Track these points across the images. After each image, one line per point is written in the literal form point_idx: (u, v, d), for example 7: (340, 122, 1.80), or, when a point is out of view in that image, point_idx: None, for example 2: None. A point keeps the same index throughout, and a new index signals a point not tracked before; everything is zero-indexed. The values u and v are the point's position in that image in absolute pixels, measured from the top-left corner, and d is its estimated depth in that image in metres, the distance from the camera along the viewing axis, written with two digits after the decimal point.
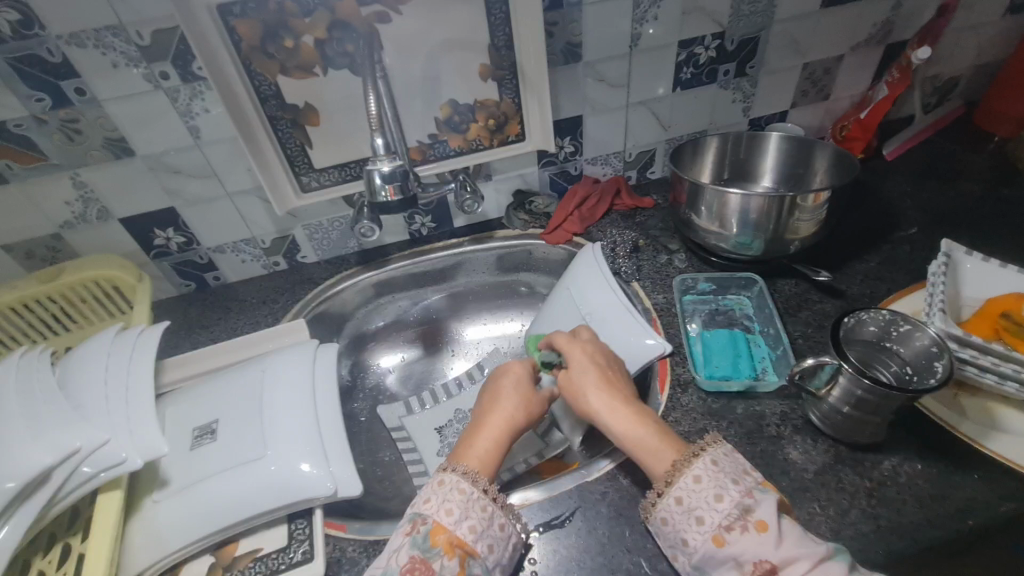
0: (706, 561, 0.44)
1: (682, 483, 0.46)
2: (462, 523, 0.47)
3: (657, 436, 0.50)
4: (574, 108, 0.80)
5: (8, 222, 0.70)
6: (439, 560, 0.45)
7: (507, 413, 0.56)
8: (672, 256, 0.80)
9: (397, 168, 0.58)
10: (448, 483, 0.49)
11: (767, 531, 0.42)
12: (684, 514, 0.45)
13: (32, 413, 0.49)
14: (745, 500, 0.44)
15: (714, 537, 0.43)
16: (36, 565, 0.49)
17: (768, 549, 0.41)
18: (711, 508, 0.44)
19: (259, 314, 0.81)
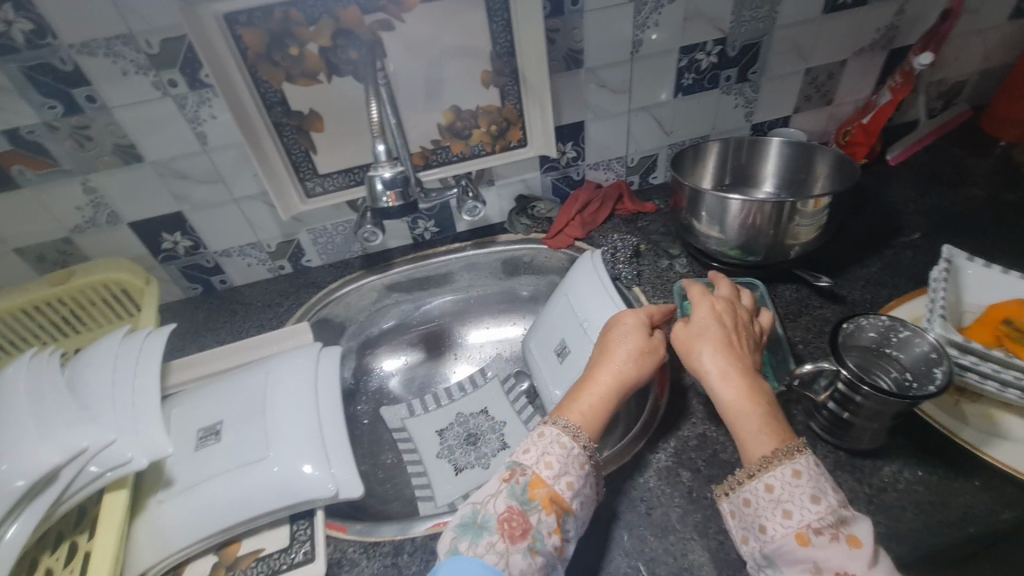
0: (777, 552, 0.42)
1: (778, 474, 0.43)
2: (564, 482, 0.47)
3: (762, 420, 0.47)
4: (576, 114, 0.81)
5: (20, 226, 0.72)
6: (539, 515, 0.45)
7: (617, 370, 0.54)
8: (673, 261, 0.81)
9: (398, 175, 0.56)
10: (553, 439, 0.49)
11: (861, 549, 0.40)
12: (771, 504, 0.43)
13: (41, 413, 0.50)
14: (841, 512, 0.42)
15: (796, 534, 0.41)
16: (43, 563, 0.51)
17: (854, 563, 0.39)
18: (806, 511, 0.42)
19: (265, 318, 0.82)
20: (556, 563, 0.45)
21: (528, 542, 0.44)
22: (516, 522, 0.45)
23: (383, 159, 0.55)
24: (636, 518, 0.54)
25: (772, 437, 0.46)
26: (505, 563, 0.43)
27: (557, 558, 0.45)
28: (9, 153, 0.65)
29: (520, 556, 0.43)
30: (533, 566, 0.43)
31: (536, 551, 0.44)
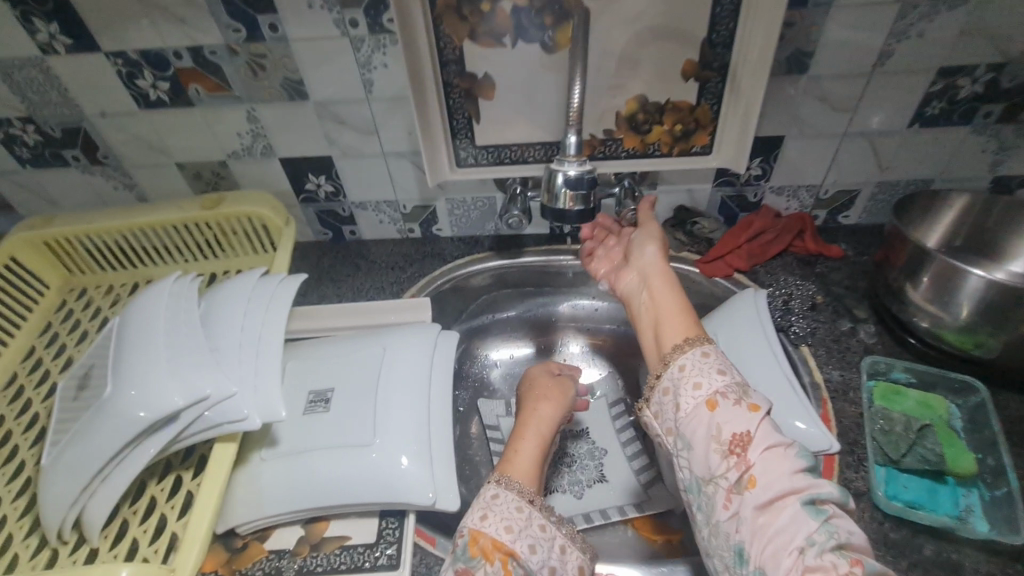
0: (693, 427, 0.47)
1: (690, 357, 0.50)
2: (496, 528, 0.47)
3: (683, 316, 0.55)
4: (779, 127, 0.67)
5: (187, 142, 0.73)
6: (484, 569, 0.44)
7: (541, 416, 0.60)
8: (857, 325, 0.65)
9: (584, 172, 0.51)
10: (502, 499, 0.50)
11: (759, 411, 0.45)
12: (684, 381, 0.49)
13: (174, 346, 0.49)
14: (744, 386, 0.48)
15: (708, 401, 0.47)
16: (150, 489, 0.51)
17: (752, 423, 0.44)
18: (713, 380, 0.48)
19: (385, 281, 0.79)
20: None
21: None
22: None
23: (572, 154, 0.50)
24: None
25: (682, 329, 0.53)
26: None
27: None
28: (190, 70, 0.65)
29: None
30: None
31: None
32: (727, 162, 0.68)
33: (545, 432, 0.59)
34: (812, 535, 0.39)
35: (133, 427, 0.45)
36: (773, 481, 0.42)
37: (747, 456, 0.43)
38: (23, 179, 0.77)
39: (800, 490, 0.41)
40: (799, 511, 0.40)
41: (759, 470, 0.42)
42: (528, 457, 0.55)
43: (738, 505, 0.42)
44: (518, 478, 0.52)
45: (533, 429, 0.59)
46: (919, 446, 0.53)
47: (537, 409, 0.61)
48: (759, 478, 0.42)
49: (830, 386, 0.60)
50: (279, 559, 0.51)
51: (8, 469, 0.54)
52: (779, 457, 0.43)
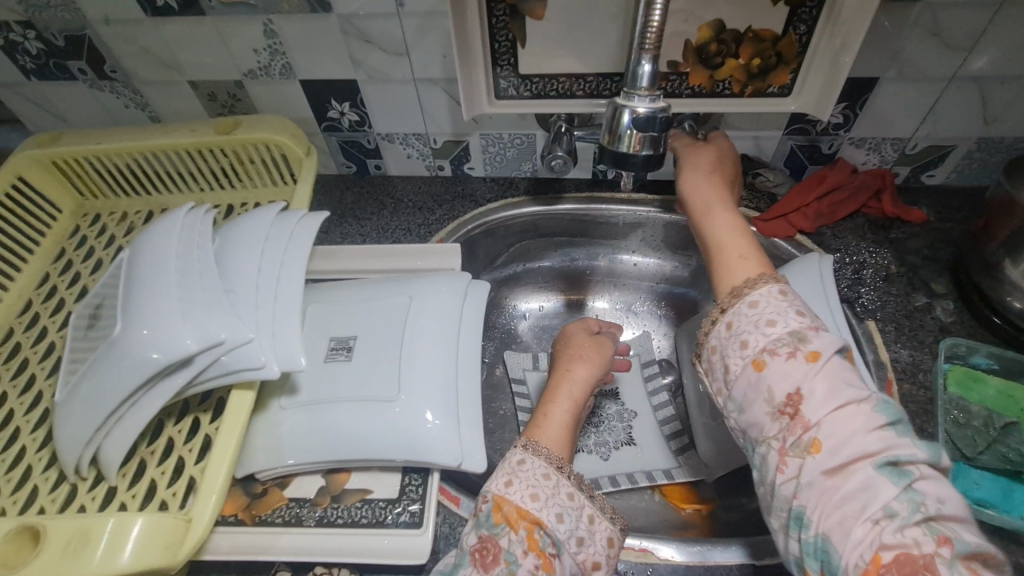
0: (744, 391, 0.42)
1: (763, 291, 0.44)
2: (521, 495, 0.43)
3: (752, 251, 0.49)
4: (874, 66, 0.57)
5: (199, 57, 0.66)
6: (507, 537, 0.41)
7: (575, 378, 0.56)
8: (933, 301, 0.59)
9: (658, 110, 0.41)
10: (530, 464, 0.46)
11: (818, 361, 0.39)
12: (750, 326, 0.43)
13: (187, 285, 0.46)
14: (802, 332, 0.41)
15: (755, 362, 0.41)
16: (167, 431, 0.49)
17: (808, 377, 0.39)
18: (789, 319, 0.42)
19: (412, 221, 0.74)
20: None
21: (501, 569, 0.40)
22: (487, 549, 0.41)
23: (645, 87, 0.42)
24: None
25: (756, 266, 0.47)
26: None
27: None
28: None
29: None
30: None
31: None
32: (808, 108, 0.59)
33: (578, 396, 0.55)
34: (891, 504, 0.34)
35: (146, 368, 0.43)
36: (840, 444, 0.36)
37: (804, 418, 0.38)
38: (29, 92, 0.72)
39: (873, 454, 0.36)
40: (872, 475, 0.35)
41: (821, 431, 0.37)
42: (558, 422, 0.51)
43: (797, 472, 0.37)
44: (546, 444, 0.49)
45: (565, 392, 0.55)
46: (1000, 444, 0.48)
47: (573, 369, 0.57)
48: (823, 442, 0.37)
49: (898, 367, 0.54)
50: (299, 508, 0.49)
51: (26, 399, 0.53)
52: (849, 415, 0.37)
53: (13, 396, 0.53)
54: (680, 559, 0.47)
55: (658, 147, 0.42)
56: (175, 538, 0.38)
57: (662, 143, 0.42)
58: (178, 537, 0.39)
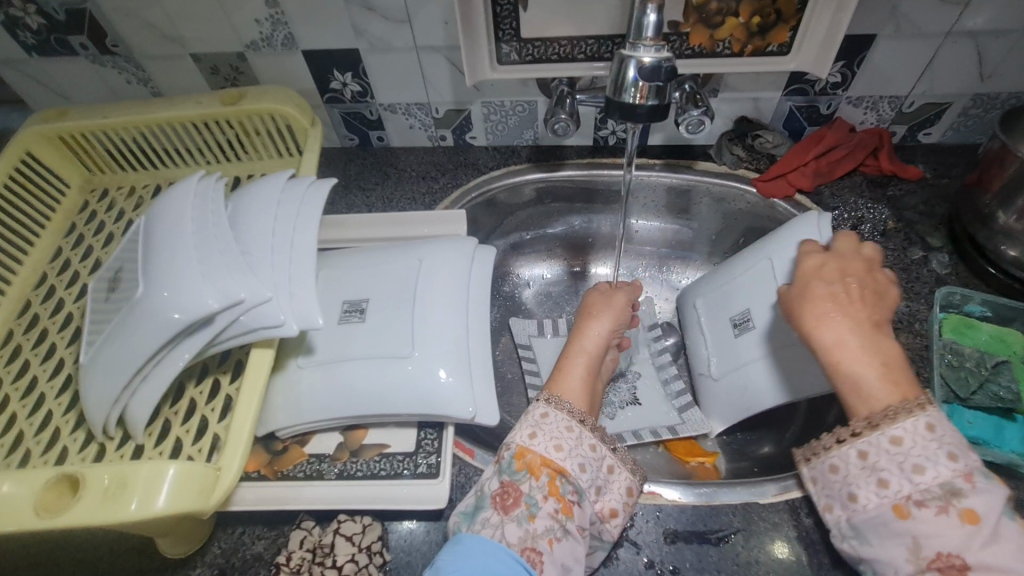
0: (871, 527, 0.41)
1: (908, 427, 0.41)
2: (545, 446, 0.47)
3: (884, 367, 0.44)
4: (871, 23, 0.58)
5: (200, 29, 0.66)
6: (528, 483, 0.45)
7: (593, 334, 0.58)
8: (930, 254, 0.60)
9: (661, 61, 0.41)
10: (553, 418, 0.49)
11: (981, 526, 0.37)
12: (869, 471, 0.42)
13: (205, 248, 0.47)
14: (955, 484, 0.39)
15: (894, 507, 0.40)
16: (189, 392, 0.51)
17: (967, 542, 0.37)
18: (942, 467, 0.39)
19: (417, 191, 0.75)
20: (560, 525, 0.44)
21: (521, 510, 0.44)
22: (509, 493, 0.45)
23: (650, 37, 0.42)
24: (816, 561, 0.45)
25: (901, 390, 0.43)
26: (501, 534, 0.43)
27: (562, 520, 0.44)
28: None
29: (517, 524, 0.43)
30: (532, 531, 0.43)
31: (532, 518, 0.43)
32: (807, 66, 0.60)
33: (593, 349, 0.57)
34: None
35: (169, 328, 0.44)
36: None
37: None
38: (31, 68, 0.72)
39: None
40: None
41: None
42: (574, 377, 0.54)
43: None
44: (567, 399, 0.51)
45: (579, 347, 0.57)
46: (992, 382, 0.50)
47: (587, 326, 0.59)
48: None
49: (894, 316, 0.56)
50: (319, 462, 0.50)
51: (49, 365, 0.54)
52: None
53: (36, 363, 0.54)
54: (685, 500, 0.48)
55: (661, 99, 0.43)
56: (206, 484, 0.40)
57: (665, 95, 0.43)
58: (209, 484, 0.41)
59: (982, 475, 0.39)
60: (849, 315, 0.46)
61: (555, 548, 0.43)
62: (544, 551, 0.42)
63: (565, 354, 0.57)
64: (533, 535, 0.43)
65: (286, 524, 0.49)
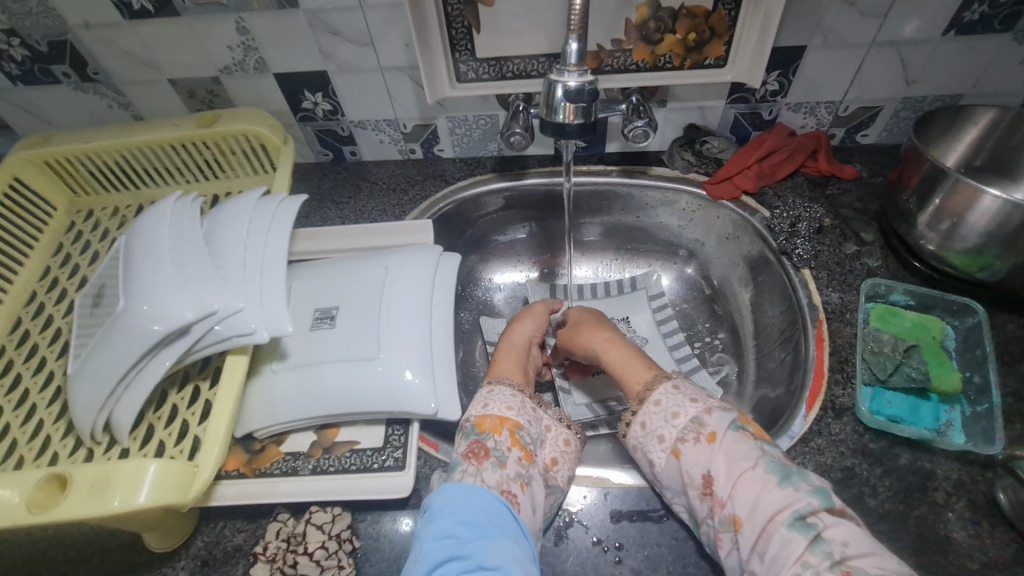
0: (671, 478, 0.49)
1: (662, 391, 0.53)
2: (499, 408, 0.54)
3: (642, 360, 0.59)
4: (800, 37, 0.62)
5: (176, 56, 0.70)
6: (492, 439, 0.51)
7: (518, 334, 0.68)
8: (862, 249, 0.65)
9: (585, 84, 0.46)
10: (498, 392, 0.56)
11: (715, 440, 0.47)
12: (649, 437, 0.51)
13: (180, 264, 0.51)
14: (700, 416, 0.49)
15: (672, 451, 0.49)
16: (172, 397, 0.55)
17: (713, 458, 0.46)
18: (688, 408, 0.50)
19: (388, 202, 0.79)
20: (527, 471, 0.50)
21: (493, 459, 0.50)
22: (479, 448, 0.50)
23: (573, 63, 0.46)
24: None
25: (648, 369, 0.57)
26: (481, 479, 0.48)
27: (526, 467, 0.50)
28: None
29: (492, 470, 0.49)
30: (506, 475, 0.49)
31: (503, 465, 0.49)
32: (742, 77, 0.64)
33: (522, 342, 0.67)
34: (806, 557, 0.39)
35: (149, 338, 0.48)
36: (754, 517, 0.42)
37: (717, 496, 0.45)
38: (16, 97, 0.76)
39: (785, 514, 0.41)
40: (787, 534, 0.40)
41: (736, 507, 0.43)
42: (508, 362, 0.63)
43: (733, 545, 0.44)
44: (507, 377, 0.60)
45: (511, 344, 0.66)
46: (906, 365, 0.54)
47: (513, 328, 0.69)
48: (741, 516, 0.43)
49: (827, 307, 0.61)
50: (294, 460, 0.54)
51: (40, 378, 0.58)
52: (749, 483, 0.44)
53: (28, 376, 0.58)
54: (631, 482, 0.53)
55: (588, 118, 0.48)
56: (184, 479, 0.44)
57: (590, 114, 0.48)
58: (187, 479, 0.44)
59: (715, 406, 0.49)
60: (638, 359, 0.59)
61: (526, 491, 0.48)
62: (518, 492, 0.48)
63: (498, 352, 0.66)
64: (507, 479, 0.49)
65: (264, 517, 0.53)
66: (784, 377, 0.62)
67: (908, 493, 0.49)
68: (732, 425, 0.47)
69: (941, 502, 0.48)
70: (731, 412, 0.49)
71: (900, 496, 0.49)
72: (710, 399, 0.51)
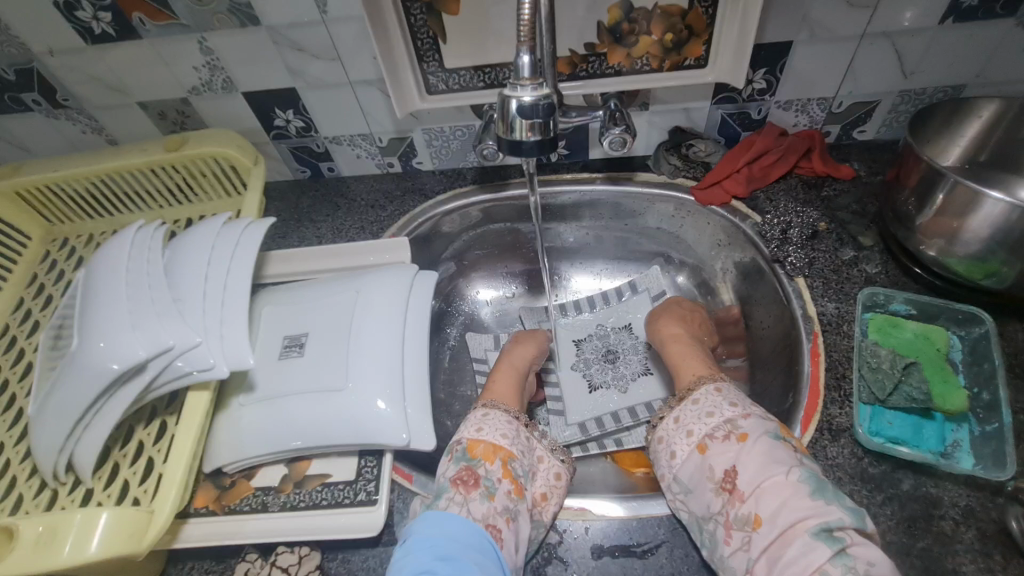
0: (690, 474, 0.50)
1: (704, 391, 0.54)
2: (493, 435, 0.54)
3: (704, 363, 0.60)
4: (786, 32, 0.58)
5: (143, 79, 0.68)
6: (484, 467, 0.51)
7: (515, 354, 0.69)
8: (860, 254, 0.61)
9: (541, 100, 0.45)
10: (492, 417, 0.57)
11: (748, 440, 0.47)
12: (678, 430, 0.53)
13: (137, 299, 0.49)
14: (735, 420, 0.50)
15: (699, 446, 0.50)
16: (138, 434, 0.53)
17: (740, 456, 0.47)
18: (725, 410, 0.51)
19: (366, 219, 0.77)
20: (515, 505, 0.49)
21: (481, 490, 0.49)
22: (468, 476, 0.50)
23: (527, 76, 0.45)
24: None
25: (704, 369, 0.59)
26: (467, 510, 0.47)
27: (515, 500, 0.49)
28: None
29: (479, 501, 0.48)
30: (493, 508, 0.48)
31: (492, 496, 0.49)
32: (725, 77, 0.61)
33: (520, 366, 0.68)
34: (824, 568, 0.39)
35: (105, 378, 0.46)
36: (777, 519, 0.42)
37: (739, 492, 0.45)
38: None
39: (810, 523, 0.41)
40: (809, 542, 0.40)
41: (758, 507, 0.44)
42: (505, 385, 0.63)
43: (743, 544, 0.43)
44: (501, 401, 0.60)
45: (509, 363, 0.67)
46: (905, 384, 0.51)
47: (512, 348, 0.70)
48: (762, 516, 0.43)
49: (823, 319, 0.57)
50: (264, 495, 0.52)
51: (8, 416, 0.57)
52: (777, 488, 0.44)
53: None
54: (614, 514, 0.50)
55: (546, 133, 0.47)
56: (138, 527, 0.43)
57: (548, 130, 0.47)
58: (142, 526, 0.43)
59: (753, 413, 0.50)
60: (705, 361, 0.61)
61: (511, 526, 0.47)
62: (503, 527, 0.47)
63: (496, 372, 0.67)
64: (494, 513, 0.48)
65: (232, 557, 0.51)
66: (780, 394, 0.58)
67: (911, 521, 0.45)
68: (771, 432, 0.47)
69: (949, 532, 0.44)
70: (772, 421, 0.49)
71: (903, 525, 0.45)
72: (748, 406, 0.51)
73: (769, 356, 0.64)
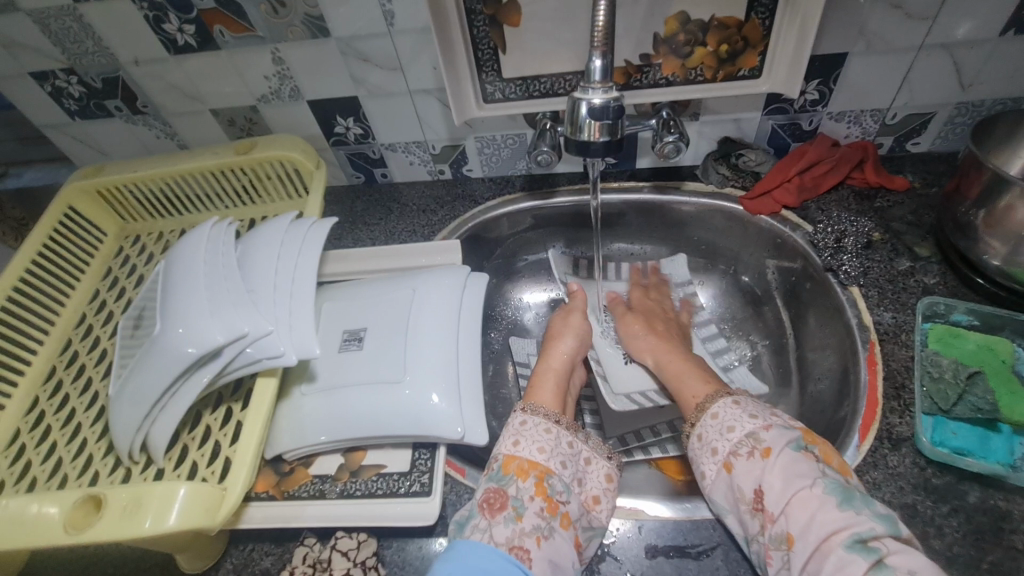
0: (719, 492, 0.49)
1: (721, 406, 0.54)
2: (529, 450, 0.53)
3: (707, 383, 0.59)
4: (842, 43, 0.59)
5: (217, 87, 0.73)
6: (514, 486, 0.50)
7: (560, 351, 0.67)
8: (917, 265, 0.61)
9: (610, 101, 0.48)
10: (531, 423, 0.56)
11: (770, 456, 0.47)
12: (704, 449, 0.52)
13: (215, 289, 0.52)
14: (757, 433, 0.50)
15: (725, 464, 0.50)
16: (206, 417, 0.55)
17: (764, 474, 0.47)
18: (745, 423, 0.51)
19: (417, 223, 0.80)
20: (547, 523, 0.48)
21: (508, 512, 0.48)
22: (495, 498, 0.49)
23: (598, 80, 0.48)
24: None
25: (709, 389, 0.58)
26: (490, 535, 0.47)
27: (547, 518, 0.48)
28: (213, 11, 0.63)
29: (505, 525, 0.47)
30: (519, 530, 0.47)
31: (519, 518, 0.48)
32: (779, 87, 0.62)
33: (559, 366, 0.66)
34: None
35: (184, 360, 0.49)
36: (807, 535, 0.42)
37: (769, 512, 0.45)
38: (73, 130, 0.81)
39: (841, 535, 0.41)
40: (845, 555, 0.40)
41: (790, 525, 0.43)
42: (546, 390, 0.61)
43: (784, 563, 0.43)
44: (543, 404, 0.59)
45: (553, 363, 0.66)
46: (970, 394, 0.50)
47: (552, 346, 0.68)
48: (794, 533, 0.43)
49: (880, 329, 0.56)
50: (322, 483, 0.54)
51: (86, 398, 0.60)
52: (802, 502, 0.44)
53: (75, 396, 0.61)
54: (668, 515, 0.50)
55: (613, 134, 0.49)
56: (212, 503, 0.44)
57: (616, 131, 0.49)
58: (215, 502, 0.45)
59: (775, 424, 0.50)
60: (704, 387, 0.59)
61: (543, 545, 0.46)
62: (532, 548, 0.46)
63: (536, 374, 0.65)
64: (520, 534, 0.47)
65: (291, 541, 0.53)
66: (834, 402, 0.58)
67: (980, 534, 0.44)
68: (793, 443, 0.47)
69: (1021, 548, 0.43)
70: (794, 430, 0.49)
71: (970, 538, 0.44)
72: (770, 415, 0.51)
73: (823, 366, 0.63)
